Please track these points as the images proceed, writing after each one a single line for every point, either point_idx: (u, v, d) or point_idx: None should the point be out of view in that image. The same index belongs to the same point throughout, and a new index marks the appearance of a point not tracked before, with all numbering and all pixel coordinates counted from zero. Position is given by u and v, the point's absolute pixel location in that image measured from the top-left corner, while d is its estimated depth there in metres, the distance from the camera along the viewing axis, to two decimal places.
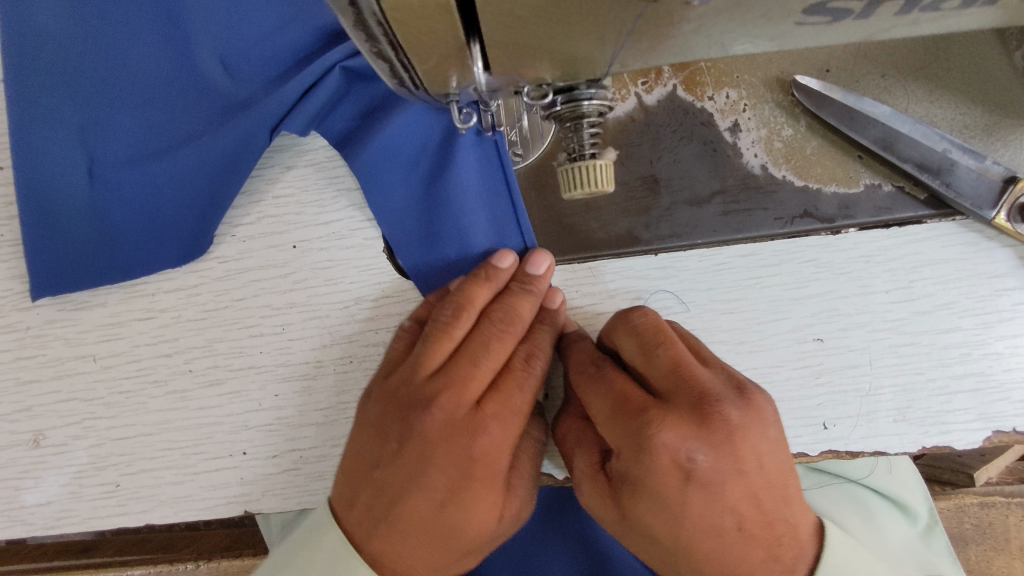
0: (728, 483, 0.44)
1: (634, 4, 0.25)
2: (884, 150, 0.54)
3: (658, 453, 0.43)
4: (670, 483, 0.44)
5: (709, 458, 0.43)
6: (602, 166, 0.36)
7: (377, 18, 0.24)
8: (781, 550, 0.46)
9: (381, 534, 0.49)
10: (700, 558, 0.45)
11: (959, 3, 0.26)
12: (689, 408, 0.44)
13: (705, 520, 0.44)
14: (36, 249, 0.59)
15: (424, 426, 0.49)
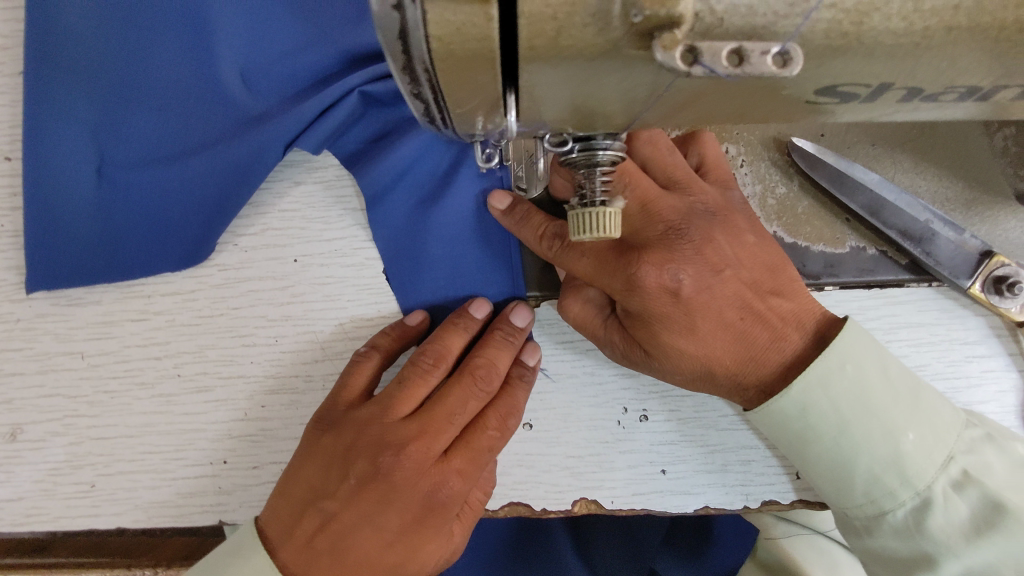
0: (711, 284, 0.50)
1: (663, 77, 0.26)
2: (871, 215, 0.56)
3: (645, 284, 0.49)
4: (654, 279, 0.49)
5: (690, 276, 0.49)
6: (611, 214, 0.37)
7: (425, 66, 0.26)
8: (772, 318, 0.51)
9: (320, 568, 0.49)
10: (702, 319, 0.50)
11: (956, 97, 0.29)
12: (661, 239, 0.50)
13: (710, 302, 0.50)
14: (36, 242, 0.58)
15: (391, 469, 0.49)
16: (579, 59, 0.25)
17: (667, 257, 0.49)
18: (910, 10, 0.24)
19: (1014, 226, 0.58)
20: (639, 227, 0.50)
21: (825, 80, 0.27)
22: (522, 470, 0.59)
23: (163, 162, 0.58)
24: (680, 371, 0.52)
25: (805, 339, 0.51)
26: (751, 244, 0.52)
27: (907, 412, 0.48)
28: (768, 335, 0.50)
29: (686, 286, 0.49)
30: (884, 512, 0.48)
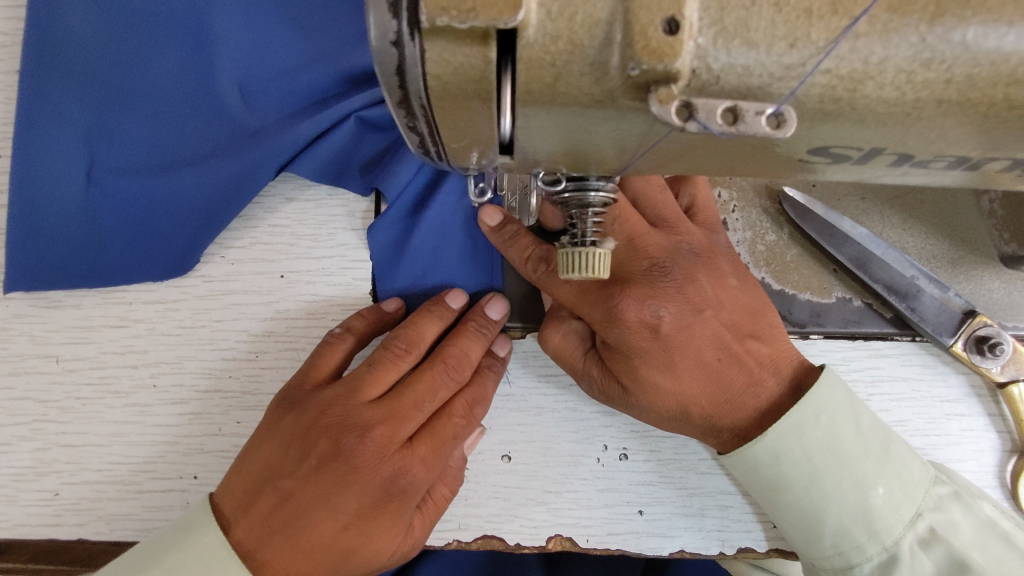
0: (691, 322, 0.50)
1: (658, 127, 0.26)
2: (857, 268, 0.57)
3: (626, 317, 0.49)
4: (634, 312, 0.49)
5: (671, 312, 0.49)
6: (600, 255, 0.36)
7: (422, 100, 0.26)
8: (749, 362, 0.51)
9: (270, 547, 0.47)
10: (679, 357, 0.49)
11: (944, 165, 0.29)
12: (645, 276, 0.50)
13: (688, 340, 0.50)
14: (18, 242, 0.58)
15: (352, 451, 0.49)
16: (574, 104, 0.25)
17: (650, 292, 0.49)
18: (902, 81, 0.24)
19: (997, 287, 0.58)
20: (624, 261, 0.51)
21: (817, 141, 0.27)
22: (497, 503, 0.58)
23: (154, 170, 0.58)
24: (655, 410, 0.51)
25: (782, 384, 0.51)
26: (732, 288, 0.53)
27: (878, 465, 0.48)
28: (744, 379, 0.50)
29: (666, 322, 0.49)
30: (852, 565, 0.47)
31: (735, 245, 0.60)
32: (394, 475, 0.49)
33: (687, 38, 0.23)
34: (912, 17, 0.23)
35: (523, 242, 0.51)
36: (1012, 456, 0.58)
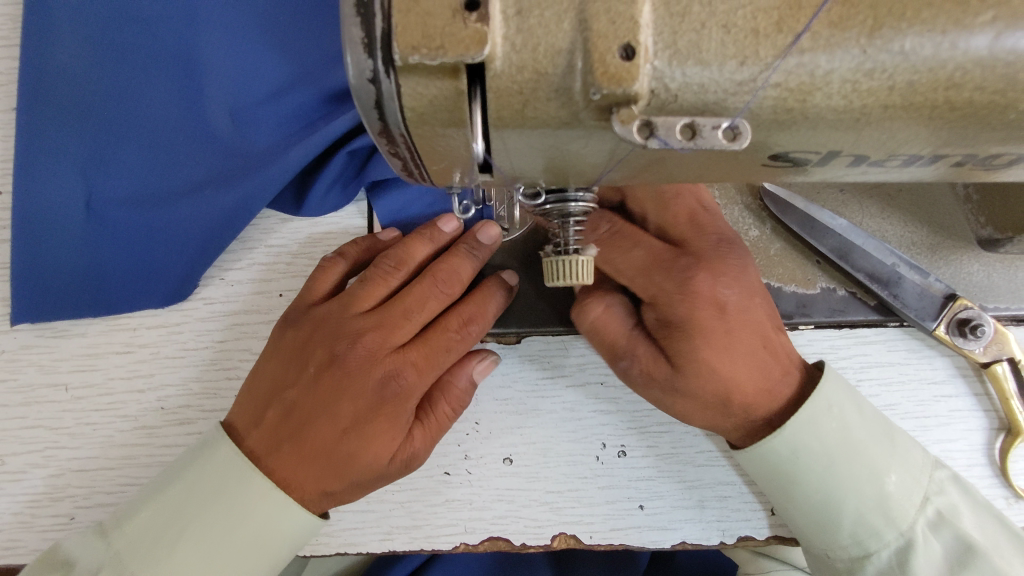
0: (750, 306, 0.50)
1: (625, 144, 0.28)
2: (839, 258, 0.58)
3: (701, 295, 0.48)
4: (707, 287, 0.48)
5: (735, 292, 0.49)
6: (583, 262, 0.39)
7: (401, 129, 0.27)
8: (783, 350, 0.52)
9: (279, 454, 0.51)
10: (740, 336, 0.49)
11: (901, 162, 0.30)
12: (715, 256, 0.50)
13: (748, 321, 0.50)
14: (24, 276, 0.59)
15: (345, 360, 0.52)
16: (543, 129, 0.27)
17: (721, 271, 0.49)
18: (848, 90, 0.26)
19: (978, 270, 0.60)
20: (688, 239, 0.51)
21: (776, 148, 0.28)
22: (501, 504, 0.59)
23: (151, 196, 0.59)
24: (703, 393, 0.49)
25: (799, 374, 0.52)
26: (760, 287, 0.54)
27: (887, 453, 0.50)
28: (782, 368, 0.51)
29: (731, 301, 0.49)
30: (870, 554, 0.48)
31: None
32: (385, 378, 0.52)
33: (643, 62, 0.24)
34: (851, 31, 0.25)
35: (598, 220, 0.49)
36: (1000, 434, 0.59)
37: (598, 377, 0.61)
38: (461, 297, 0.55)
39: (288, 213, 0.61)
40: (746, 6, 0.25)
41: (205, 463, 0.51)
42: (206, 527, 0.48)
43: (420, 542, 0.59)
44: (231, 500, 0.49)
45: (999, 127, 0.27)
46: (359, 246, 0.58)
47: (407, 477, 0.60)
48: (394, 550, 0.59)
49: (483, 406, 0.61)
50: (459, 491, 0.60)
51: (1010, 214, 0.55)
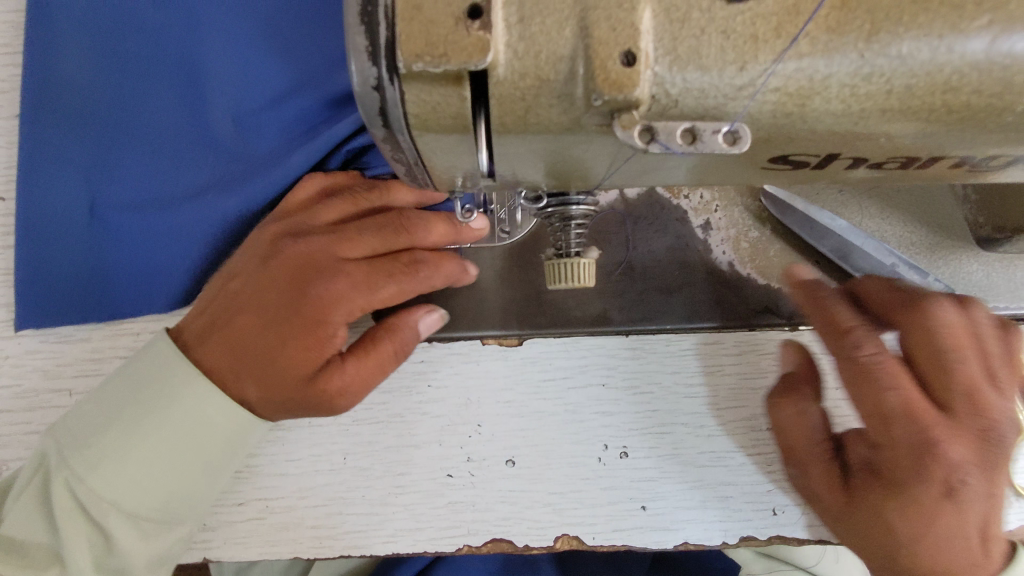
0: (982, 497, 0.49)
1: (626, 147, 0.28)
2: (840, 259, 0.59)
3: (942, 471, 0.47)
4: (949, 465, 0.48)
5: (976, 482, 0.49)
6: (585, 264, 0.39)
7: (405, 134, 0.27)
8: (991, 540, 0.50)
9: (212, 340, 0.54)
10: (951, 523, 0.48)
11: (899, 164, 0.31)
12: (971, 436, 0.49)
13: (974, 514, 0.49)
14: (31, 282, 0.60)
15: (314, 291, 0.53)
16: (546, 134, 0.27)
17: (968, 461, 0.48)
18: (847, 94, 0.26)
19: (977, 269, 0.60)
20: (963, 417, 0.50)
21: (776, 151, 0.29)
22: (504, 506, 0.60)
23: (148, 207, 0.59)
24: (895, 549, 0.49)
25: (982, 548, 0.50)
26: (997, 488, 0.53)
27: None
28: (966, 560, 0.49)
29: (963, 488, 0.48)
30: None
31: (720, 244, 0.62)
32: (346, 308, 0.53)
33: (644, 68, 0.25)
34: (849, 36, 0.25)
35: (844, 316, 0.53)
36: None
37: (600, 379, 0.61)
38: (422, 241, 0.55)
39: None
40: (745, 11, 0.25)
41: (145, 358, 0.55)
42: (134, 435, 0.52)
43: (423, 545, 0.60)
44: (131, 392, 0.53)
45: (994, 130, 0.28)
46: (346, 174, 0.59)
47: (410, 480, 0.60)
48: (398, 552, 0.60)
49: (485, 408, 0.61)
50: (462, 492, 0.60)
51: (1005, 213, 0.55)
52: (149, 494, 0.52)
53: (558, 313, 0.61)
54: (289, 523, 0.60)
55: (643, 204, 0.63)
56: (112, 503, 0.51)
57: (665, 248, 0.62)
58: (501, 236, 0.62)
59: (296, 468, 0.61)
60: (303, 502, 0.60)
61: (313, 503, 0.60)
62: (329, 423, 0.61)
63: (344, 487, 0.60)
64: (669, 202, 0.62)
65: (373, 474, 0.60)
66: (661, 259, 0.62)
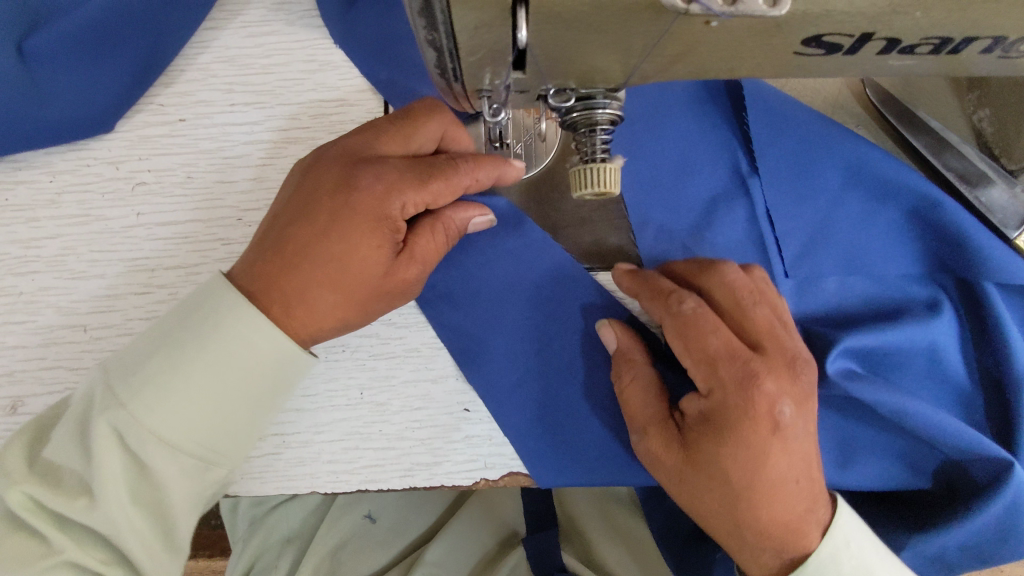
0: (779, 454, 0.47)
1: (662, 17, 0.28)
2: (933, 154, 0.61)
3: (759, 400, 0.47)
4: (768, 401, 0.47)
5: (793, 413, 0.48)
6: (611, 170, 0.39)
7: (441, 5, 0.28)
8: (800, 530, 0.49)
9: (270, 297, 0.49)
10: (764, 499, 0.48)
11: (929, 48, 0.31)
12: (735, 382, 0.48)
13: (748, 473, 0.47)
14: (60, 127, 0.60)
15: (764, 410, 0.47)
16: (584, 11, 0.28)
17: (780, 389, 0.48)
18: None
19: (1004, 195, 0.59)
20: (719, 398, 0.48)
21: (811, 31, 0.29)
22: (523, 444, 0.60)
23: (47, 96, 0.59)
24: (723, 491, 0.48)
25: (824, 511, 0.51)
26: (802, 445, 0.49)
27: None
28: (793, 472, 0.48)
29: (783, 420, 0.47)
30: None
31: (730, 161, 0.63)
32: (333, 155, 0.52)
33: None
34: None
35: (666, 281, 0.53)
36: None
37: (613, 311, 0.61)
38: None
39: (274, 68, 0.63)
40: None
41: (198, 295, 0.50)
42: (184, 411, 0.47)
43: (441, 478, 0.60)
44: (184, 410, 0.47)
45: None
46: (404, 268, 0.51)
47: (427, 415, 0.61)
48: (415, 485, 0.61)
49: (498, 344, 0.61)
50: (478, 426, 0.61)
51: None
52: (192, 423, 0.48)
53: (574, 248, 0.62)
54: (306, 458, 0.60)
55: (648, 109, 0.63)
56: (165, 443, 0.47)
57: (669, 152, 0.63)
58: (516, 172, 0.60)
59: (311, 404, 0.61)
60: (320, 437, 0.61)
61: (329, 438, 0.61)
62: (346, 359, 0.61)
63: (362, 422, 0.61)
64: (676, 113, 0.63)
65: (390, 409, 0.61)
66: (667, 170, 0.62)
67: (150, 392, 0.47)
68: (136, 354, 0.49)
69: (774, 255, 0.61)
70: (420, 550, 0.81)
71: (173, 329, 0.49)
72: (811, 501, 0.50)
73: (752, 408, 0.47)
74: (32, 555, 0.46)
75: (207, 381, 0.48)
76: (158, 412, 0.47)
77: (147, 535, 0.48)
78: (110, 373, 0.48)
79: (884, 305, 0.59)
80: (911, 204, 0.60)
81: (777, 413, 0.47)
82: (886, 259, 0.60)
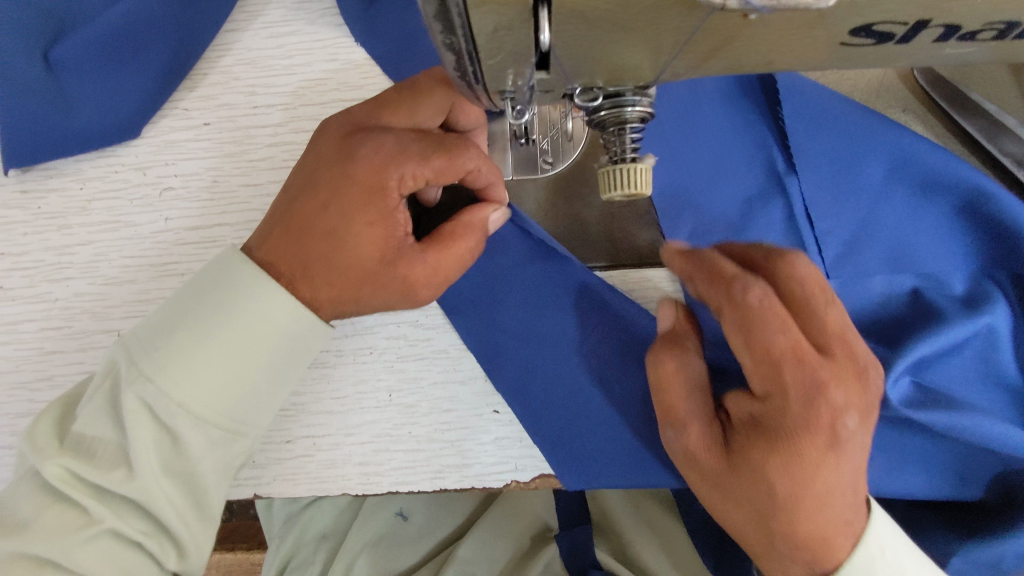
0: (838, 464, 0.43)
1: (697, 12, 0.26)
2: (988, 138, 0.58)
3: (824, 412, 0.43)
4: (832, 410, 0.43)
5: (856, 422, 0.44)
6: (642, 171, 0.37)
7: (460, 8, 0.26)
8: (842, 542, 0.45)
9: (274, 265, 0.48)
10: (806, 515, 0.43)
11: (993, 34, 0.29)
12: (800, 393, 0.43)
13: (801, 481, 0.43)
14: (90, 134, 0.60)
15: (826, 422, 0.43)
16: (612, 8, 0.26)
17: (841, 393, 0.43)
18: None
19: None
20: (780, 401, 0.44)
21: (860, 21, 0.27)
22: (553, 448, 0.59)
23: (74, 104, 0.60)
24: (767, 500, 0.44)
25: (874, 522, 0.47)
26: (851, 453, 0.44)
27: None
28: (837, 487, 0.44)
29: (846, 433, 0.43)
30: None
31: (763, 158, 0.60)
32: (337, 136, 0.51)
33: None
34: None
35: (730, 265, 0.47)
36: None
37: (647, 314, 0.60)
38: None
39: (296, 68, 0.62)
40: None
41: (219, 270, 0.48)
42: (206, 381, 0.46)
43: (471, 481, 0.60)
44: (211, 381, 0.46)
45: None
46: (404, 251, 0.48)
47: (456, 416, 0.60)
48: (446, 487, 0.60)
49: (527, 344, 0.60)
50: (508, 428, 0.60)
51: None
52: (219, 396, 0.46)
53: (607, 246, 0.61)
54: (337, 460, 0.60)
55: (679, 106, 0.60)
56: (193, 414, 0.46)
57: (701, 148, 0.60)
58: (543, 168, 0.58)
59: (341, 407, 0.61)
60: (350, 440, 0.60)
61: (360, 440, 0.60)
62: (374, 360, 0.61)
63: (391, 424, 0.60)
64: (708, 107, 0.61)
65: (420, 411, 0.60)
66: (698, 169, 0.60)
67: (174, 364, 0.46)
68: (156, 327, 0.47)
69: (815, 254, 0.58)
70: (452, 546, 0.80)
71: (190, 303, 0.48)
72: (858, 514, 0.46)
73: (814, 419, 0.43)
74: (68, 526, 0.45)
75: (233, 350, 0.47)
76: (186, 383, 0.45)
77: (179, 497, 0.47)
78: (129, 350, 0.47)
79: (936, 305, 0.56)
80: (960, 198, 0.57)
81: (841, 427, 0.43)
82: (934, 256, 0.57)
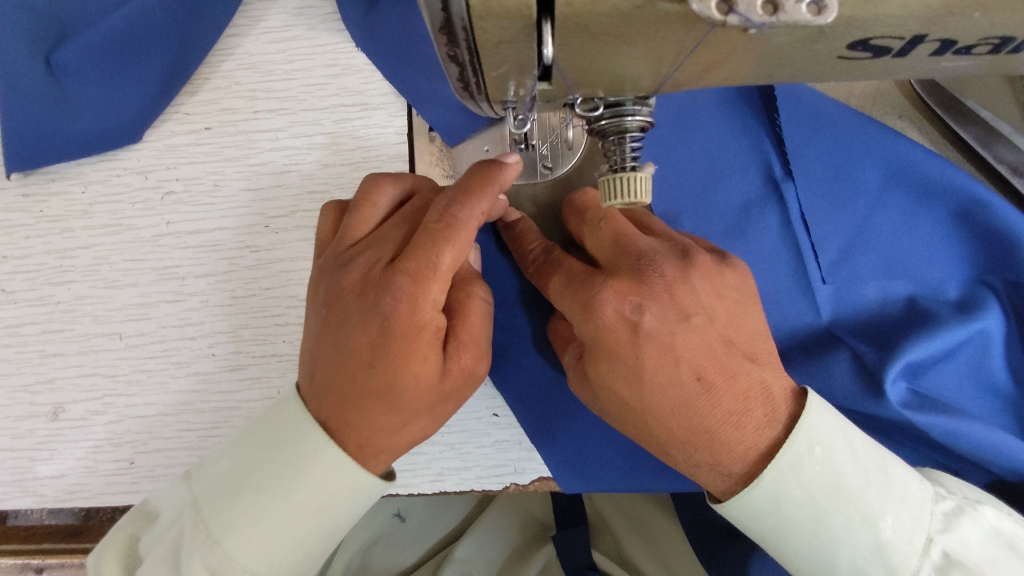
0: (669, 342, 0.45)
1: (698, 27, 0.26)
2: (983, 146, 0.58)
3: (602, 309, 0.46)
4: (612, 306, 0.46)
5: (651, 311, 0.46)
6: (641, 179, 0.37)
7: (464, 23, 0.27)
8: (740, 435, 0.44)
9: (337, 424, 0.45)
10: (672, 408, 0.45)
11: (988, 49, 0.29)
12: (588, 286, 0.48)
13: (650, 393, 0.45)
14: (90, 138, 0.61)
15: (613, 319, 0.46)
16: (612, 22, 0.26)
17: (632, 287, 0.46)
18: None
19: None
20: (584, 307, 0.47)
21: (857, 35, 0.27)
22: (551, 449, 0.60)
23: (77, 108, 0.60)
24: (678, 424, 0.45)
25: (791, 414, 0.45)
26: (702, 356, 0.46)
27: None
28: (731, 407, 0.44)
29: (642, 321, 0.46)
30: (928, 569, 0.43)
31: (760, 162, 0.60)
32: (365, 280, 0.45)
33: None
34: None
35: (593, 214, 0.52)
36: None
37: None
38: None
39: (298, 74, 0.62)
40: None
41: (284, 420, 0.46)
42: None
43: (470, 483, 0.60)
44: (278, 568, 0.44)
45: None
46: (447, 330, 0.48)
47: (456, 419, 0.60)
48: (445, 490, 0.60)
49: (527, 347, 0.61)
50: (508, 431, 0.60)
51: None
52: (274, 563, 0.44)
53: None
54: None
55: (675, 113, 0.61)
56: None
57: (699, 154, 0.60)
58: (542, 172, 0.58)
59: None
60: None
61: None
62: None
63: None
64: (707, 111, 0.61)
65: None
66: (698, 175, 0.60)
67: (242, 526, 0.43)
68: (227, 478, 0.45)
69: (811, 260, 0.58)
70: (448, 548, 0.80)
71: (248, 471, 0.45)
72: (730, 424, 0.44)
73: (599, 319, 0.46)
74: None
75: (302, 513, 0.44)
76: (251, 552, 0.43)
77: None
78: (197, 497, 0.45)
79: (931, 310, 0.56)
80: (953, 206, 0.58)
81: (633, 316, 0.46)
82: (929, 262, 0.58)
